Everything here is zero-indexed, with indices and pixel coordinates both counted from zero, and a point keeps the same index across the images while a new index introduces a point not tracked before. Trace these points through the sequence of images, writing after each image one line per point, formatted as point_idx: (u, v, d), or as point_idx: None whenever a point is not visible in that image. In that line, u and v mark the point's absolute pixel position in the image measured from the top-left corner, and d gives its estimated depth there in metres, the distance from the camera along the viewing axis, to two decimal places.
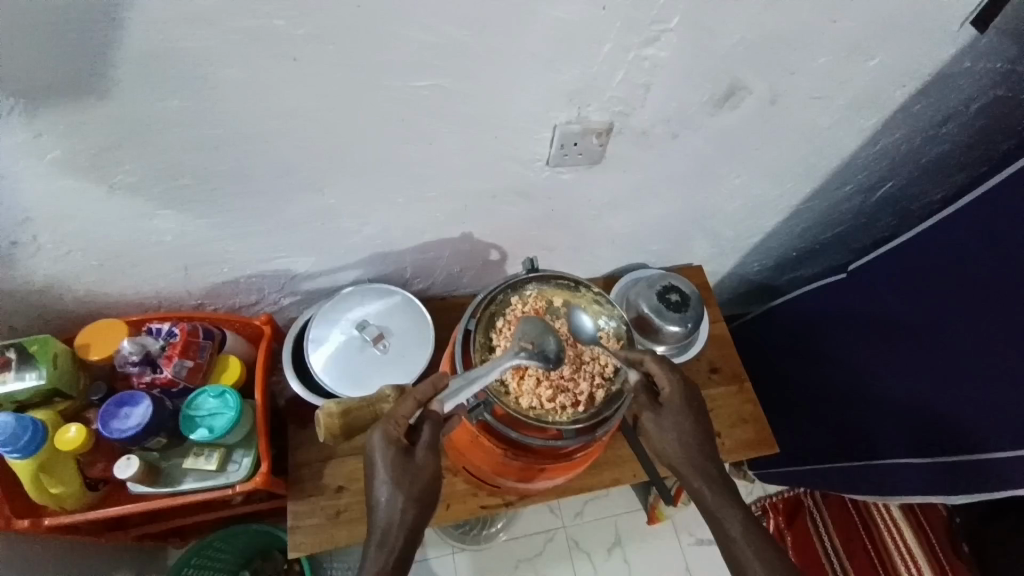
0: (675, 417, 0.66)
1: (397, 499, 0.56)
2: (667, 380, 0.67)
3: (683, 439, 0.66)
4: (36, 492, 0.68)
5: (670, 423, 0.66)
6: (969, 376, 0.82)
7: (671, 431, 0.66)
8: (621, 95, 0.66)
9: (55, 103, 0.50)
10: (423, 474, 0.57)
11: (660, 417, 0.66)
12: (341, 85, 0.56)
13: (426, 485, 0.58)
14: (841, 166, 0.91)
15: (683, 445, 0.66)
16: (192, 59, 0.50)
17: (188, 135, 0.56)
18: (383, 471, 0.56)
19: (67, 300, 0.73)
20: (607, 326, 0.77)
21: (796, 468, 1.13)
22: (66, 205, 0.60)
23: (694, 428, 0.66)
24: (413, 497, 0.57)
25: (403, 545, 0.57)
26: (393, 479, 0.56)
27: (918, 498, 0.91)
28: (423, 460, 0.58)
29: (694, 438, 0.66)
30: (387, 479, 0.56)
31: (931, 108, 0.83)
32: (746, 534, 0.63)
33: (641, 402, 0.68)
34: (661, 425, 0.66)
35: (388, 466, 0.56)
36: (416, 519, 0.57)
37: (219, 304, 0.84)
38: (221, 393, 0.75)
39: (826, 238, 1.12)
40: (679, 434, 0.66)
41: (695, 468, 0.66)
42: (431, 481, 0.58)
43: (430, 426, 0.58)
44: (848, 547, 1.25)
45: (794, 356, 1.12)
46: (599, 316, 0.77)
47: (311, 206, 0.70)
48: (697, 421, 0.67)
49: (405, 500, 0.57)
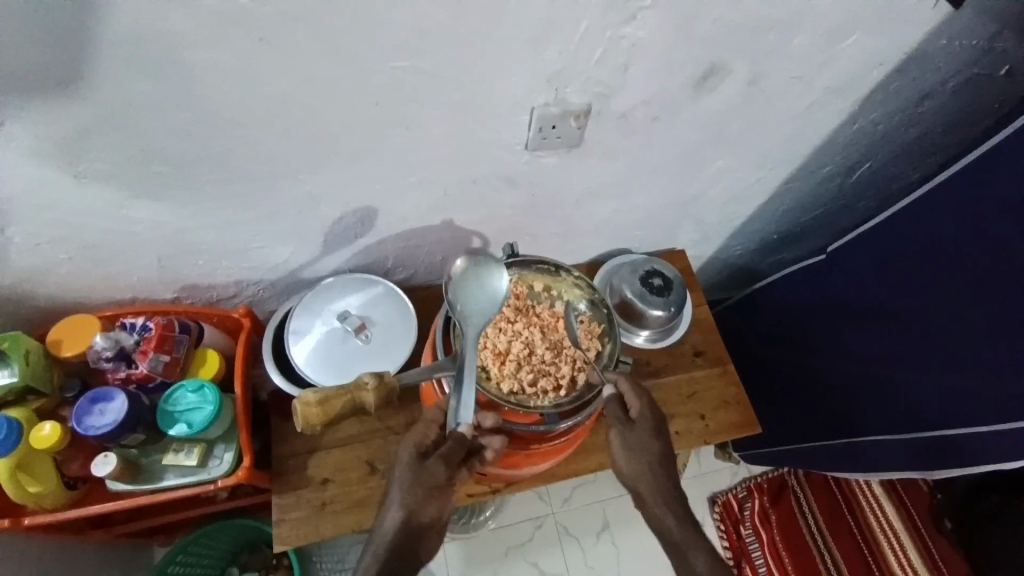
0: (642, 438, 0.68)
1: (397, 503, 0.61)
2: (638, 403, 0.69)
3: (646, 465, 0.68)
4: (14, 492, 0.66)
5: (637, 440, 0.68)
6: (943, 355, 0.84)
7: (637, 453, 0.68)
8: (600, 77, 0.65)
9: (16, 90, 0.48)
10: (427, 482, 0.61)
11: (629, 432, 0.68)
12: (312, 67, 0.54)
13: (427, 492, 0.61)
14: (820, 149, 0.92)
15: (647, 470, 0.68)
16: (159, 43, 0.48)
17: (158, 121, 0.55)
18: (401, 471, 0.63)
19: (39, 294, 0.72)
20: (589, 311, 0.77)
21: (780, 447, 1.15)
22: (33, 196, 0.59)
23: (660, 447, 0.68)
24: (412, 502, 0.61)
25: (390, 549, 0.60)
26: (402, 479, 0.62)
27: (900, 474, 0.93)
28: (431, 465, 0.61)
29: (658, 463, 0.68)
30: (399, 479, 0.63)
31: (908, 88, 0.84)
32: (708, 564, 0.64)
33: (612, 418, 0.69)
34: (628, 441, 0.68)
35: (405, 471, 0.63)
36: (411, 526, 0.61)
37: (197, 297, 0.83)
38: (199, 387, 0.74)
39: (807, 220, 1.13)
40: (645, 457, 0.68)
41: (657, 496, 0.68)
42: (433, 490, 0.62)
43: (450, 444, 0.61)
44: (830, 522, 1.27)
45: (776, 339, 1.13)
46: (579, 300, 0.77)
47: (287, 195, 0.69)
48: (661, 448, 0.69)
49: (405, 503, 0.61)
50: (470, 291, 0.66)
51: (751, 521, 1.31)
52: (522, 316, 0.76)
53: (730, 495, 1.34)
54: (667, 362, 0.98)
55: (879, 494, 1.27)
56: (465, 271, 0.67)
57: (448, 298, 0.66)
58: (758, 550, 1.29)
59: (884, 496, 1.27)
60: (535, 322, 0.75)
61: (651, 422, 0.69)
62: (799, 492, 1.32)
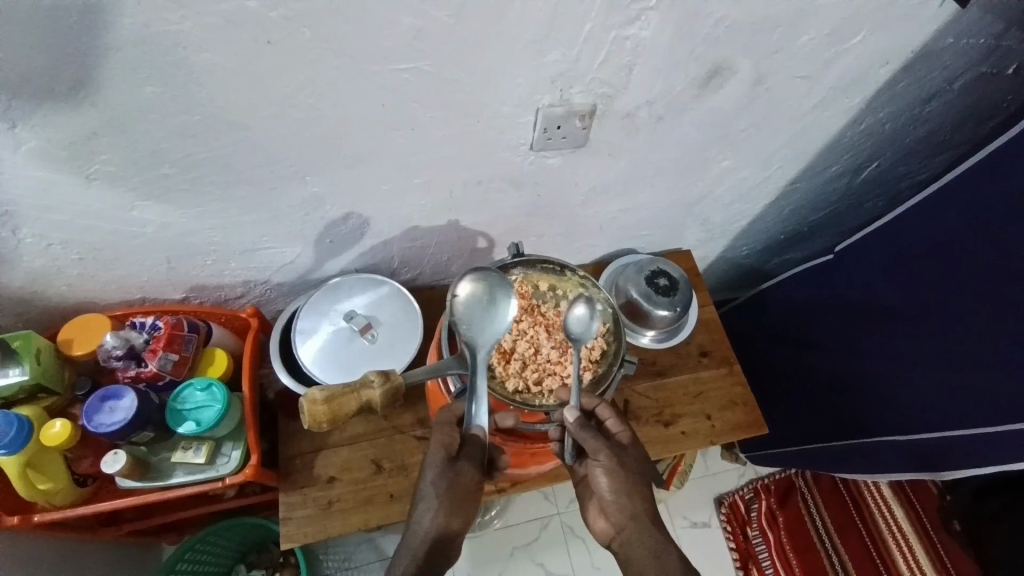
0: (626, 463, 0.59)
1: (435, 511, 0.57)
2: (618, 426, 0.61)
3: (633, 495, 0.57)
4: (24, 489, 0.67)
5: (628, 471, 0.58)
6: (951, 355, 0.83)
7: (622, 481, 0.57)
8: (604, 77, 0.65)
9: (29, 94, 0.49)
10: (464, 487, 0.58)
11: (616, 460, 0.58)
12: (316, 69, 0.55)
13: (465, 497, 0.58)
14: (826, 149, 0.91)
15: (632, 502, 0.57)
16: (165, 47, 0.49)
17: (166, 123, 0.56)
18: (430, 475, 0.58)
19: (50, 295, 0.73)
20: (595, 309, 0.75)
21: (787, 449, 1.14)
22: (44, 197, 0.59)
23: (644, 478, 0.59)
24: (452, 510, 0.57)
25: (430, 557, 0.56)
26: (435, 485, 0.57)
27: (907, 476, 0.92)
28: (467, 470, 0.58)
29: (644, 492, 0.58)
30: (432, 483, 0.58)
31: (915, 87, 0.83)
32: None
33: (592, 444, 0.59)
34: (614, 470, 0.58)
35: (434, 472, 0.58)
36: (449, 533, 0.57)
37: (205, 297, 0.83)
38: (208, 386, 0.74)
39: (815, 219, 1.12)
40: (630, 486, 0.58)
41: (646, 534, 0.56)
42: (470, 493, 0.59)
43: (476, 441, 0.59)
44: (839, 523, 1.27)
45: (782, 338, 1.12)
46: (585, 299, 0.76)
47: (293, 196, 0.70)
48: (645, 477, 0.59)
49: (443, 509, 0.57)
50: (476, 315, 0.65)
51: (759, 523, 1.30)
52: (527, 315, 0.76)
53: (736, 497, 1.33)
54: (673, 363, 0.98)
55: (887, 495, 1.27)
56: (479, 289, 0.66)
57: (453, 321, 0.64)
58: (765, 551, 1.28)
59: (892, 497, 1.26)
60: (541, 322, 0.75)
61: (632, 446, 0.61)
62: (806, 494, 1.32)
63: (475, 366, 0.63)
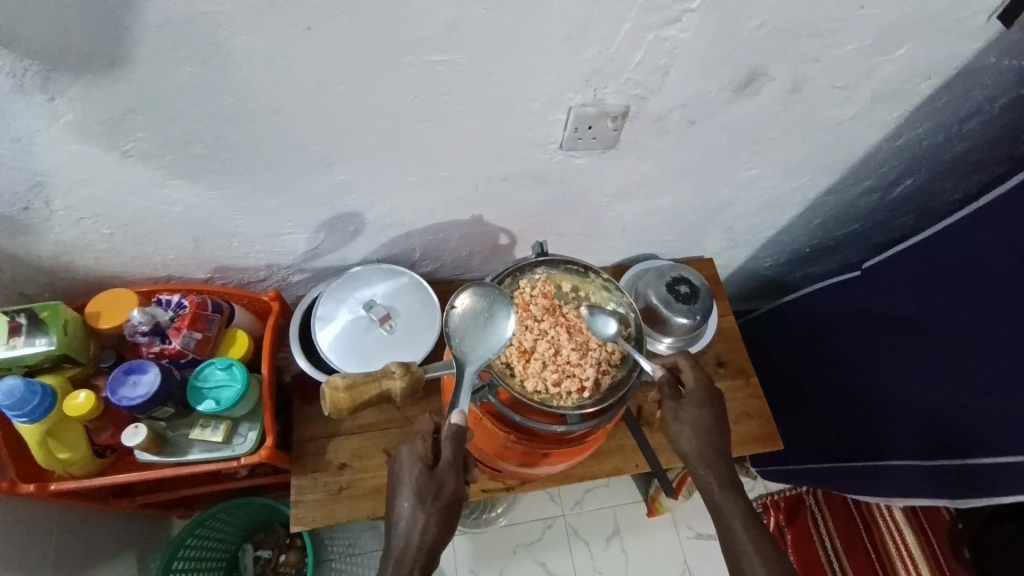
0: (694, 405, 0.68)
1: (418, 520, 0.57)
2: (690, 375, 0.70)
3: (697, 432, 0.67)
4: (44, 457, 0.68)
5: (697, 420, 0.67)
6: (981, 382, 0.80)
7: (688, 423, 0.67)
8: (638, 78, 0.65)
9: (69, 68, 0.50)
10: (447, 497, 0.58)
11: (680, 405, 0.68)
12: (352, 57, 0.55)
13: (448, 509, 0.58)
14: (859, 162, 0.90)
15: (699, 437, 0.67)
16: (204, 27, 0.49)
17: (202, 104, 0.56)
18: (409, 487, 0.58)
19: (79, 267, 0.74)
20: (617, 313, 0.73)
21: (802, 466, 1.12)
22: (79, 171, 0.61)
23: (711, 418, 0.68)
24: (438, 518, 0.57)
25: (418, 562, 0.57)
26: (415, 496, 0.57)
27: (923, 501, 0.91)
28: (448, 481, 0.58)
29: (710, 431, 0.67)
30: (412, 498, 0.58)
31: (956, 103, 0.81)
32: (749, 530, 0.65)
33: (664, 393, 0.69)
34: (680, 413, 0.68)
35: (412, 482, 0.58)
36: (438, 542, 0.58)
37: (229, 278, 0.84)
38: (228, 365, 0.75)
39: (842, 234, 1.10)
40: (696, 426, 0.67)
41: (707, 461, 0.67)
42: (452, 504, 0.58)
43: (449, 443, 0.58)
44: (848, 545, 1.24)
45: (801, 353, 1.10)
46: (608, 302, 0.75)
47: (321, 183, 0.70)
48: (713, 416, 0.68)
49: (428, 522, 0.57)
50: (467, 333, 0.64)
51: None
52: (549, 315, 0.73)
53: None
54: None
55: (899, 521, 1.24)
56: (469, 309, 0.65)
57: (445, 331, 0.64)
58: None
59: (905, 524, 1.24)
60: (563, 322, 0.73)
61: (702, 390, 0.69)
62: (816, 513, 1.29)
63: (460, 384, 0.60)
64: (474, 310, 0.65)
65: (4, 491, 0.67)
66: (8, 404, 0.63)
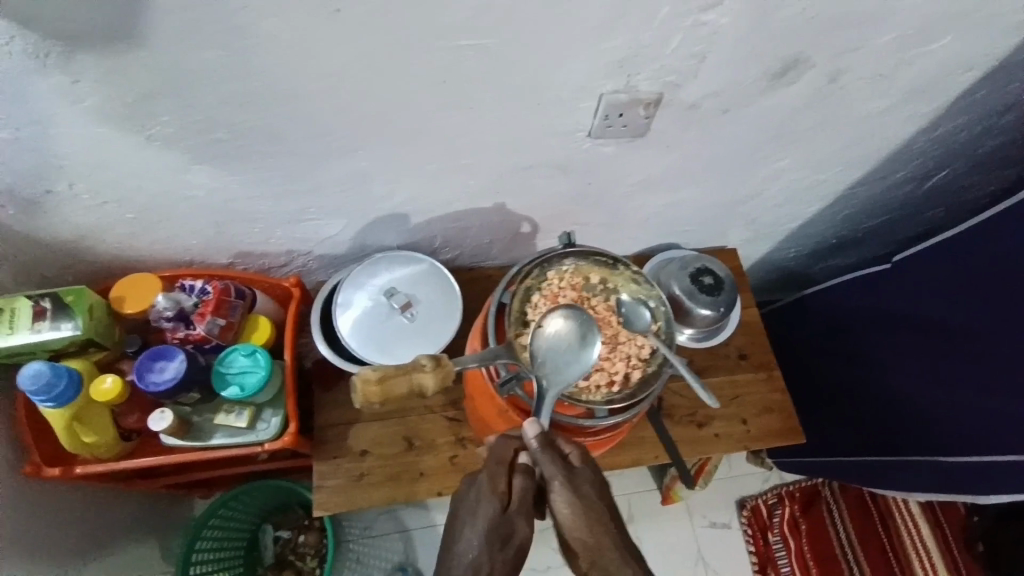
0: (575, 480, 0.54)
1: (484, 562, 0.50)
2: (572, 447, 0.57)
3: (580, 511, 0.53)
4: (70, 441, 0.69)
5: (587, 500, 0.53)
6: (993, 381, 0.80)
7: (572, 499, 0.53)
8: (672, 65, 0.62)
9: (96, 50, 0.49)
10: (518, 547, 0.52)
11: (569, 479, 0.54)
12: (381, 41, 0.53)
13: (514, 564, 0.51)
14: (894, 153, 0.87)
15: (579, 518, 0.52)
16: (233, 9, 0.48)
17: (226, 88, 0.55)
18: (480, 524, 0.52)
19: (101, 252, 0.74)
20: (649, 307, 0.72)
21: (818, 460, 1.11)
22: (100, 155, 0.60)
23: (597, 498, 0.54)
24: (503, 565, 0.50)
25: None
26: (487, 533, 0.51)
27: (939, 497, 0.91)
28: (519, 529, 0.53)
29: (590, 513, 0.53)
30: (481, 533, 0.51)
31: (999, 93, 0.78)
32: None
33: (551, 465, 0.54)
34: (569, 491, 0.53)
35: (486, 517, 0.52)
36: None
37: (249, 264, 0.84)
38: (252, 351, 0.75)
39: (870, 226, 1.07)
40: (577, 503, 0.53)
41: (597, 556, 0.51)
42: (518, 559, 0.52)
43: (525, 481, 0.55)
44: (863, 536, 1.24)
45: (820, 348, 1.08)
46: (638, 295, 0.72)
47: (343, 169, 0.69)
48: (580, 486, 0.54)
49: (494, 570, 0.50)
50: (559, 346, 0.62)
51: (780, 529, 1.26)
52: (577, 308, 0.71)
53: (759, 501, 1.29)
54: (709, 363, 0.96)
55: (915, 514, 1.23)
56: (561, 320, 0.63)
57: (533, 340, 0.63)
58: (785, 557, 1.25)
59: (920, 516, 1.23)
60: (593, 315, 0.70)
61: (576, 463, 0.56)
62: (831, 505, 1.28)
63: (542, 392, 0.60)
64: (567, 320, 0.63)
65: (30, 474, 0.68)
66: (34, 390, 0.63)
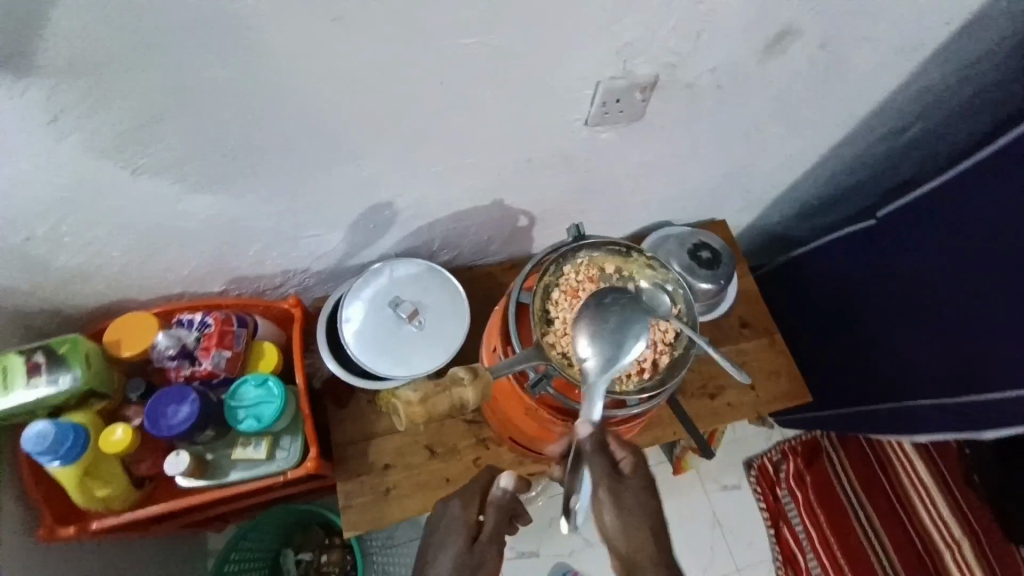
0: (626, 488, 0.58)
1: None
2: (624, 454, 0.60)
3: (631, 518, 0.56)
4: (84, 497, 0.66)
5: (630, 513, 0.56)
6: (986, 322, 0.82)
7: (620, 507, 0.56)
8: (670, 45, 0.62)
9: (77, 81, 0.46)
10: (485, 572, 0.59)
11: (617, 486, 0.57)
12: (380, 47, 0.51)
13: None
14: (875, 112, 0.89)
15: (625, 527, 0.56)
16: (225, 25, 0.45)
17: (218, 110, 0.52)
18: (450, 552, 0.59)
19: (89, 294, 0.70)
20: (668, 290, 0.71)
21: (823, 414, 1.16)
22: (84, 193, 0.56)
23: (647, 507, 0.57)
24: None
25: None
26: (455, 561, 0.58)
27: (951, 436, 0.92)
28: (489, 558, 0.59)
29: (638, 520, 0.56)
30: (447, 562, 0.59)
31: (971, 46, 0.81)
32: None
33: (600, 470, 0.58)
34: (616, 499, 0.57)
35: (457, 546, 0.60)
36: None
37: (244, 289, 0.80)
38: (263, 381, 0.72)
39: (851, 184, 1.10)
40: (626, 512, 0.56)
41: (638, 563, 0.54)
42: None
43: (496, 513, 0.62)
44: (865, 481, 1.30)
45: (816, 306, 1.11)
46: (654, 280, 0.72)
47: (340, 182, 0.66)
48: (632, 493, 0.57)
49: None
50: (606, 332, 0.63)
51: (788, 483, 1.31)
52: None
53: (764, 459, 1.33)
54: (714, 335, 0.98)
55: (909, 452, 1.31)
56: (604, 305, 0.64)
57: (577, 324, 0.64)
58: (794, 509, 1.29)
59: (914, 453, 1.30)
60: None
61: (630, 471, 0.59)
62: (832, 455, 1.33)
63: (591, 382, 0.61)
64: (609, 307, 0.64)
65: (45, 538, 0.66)
66: (40, 451, 0.60)
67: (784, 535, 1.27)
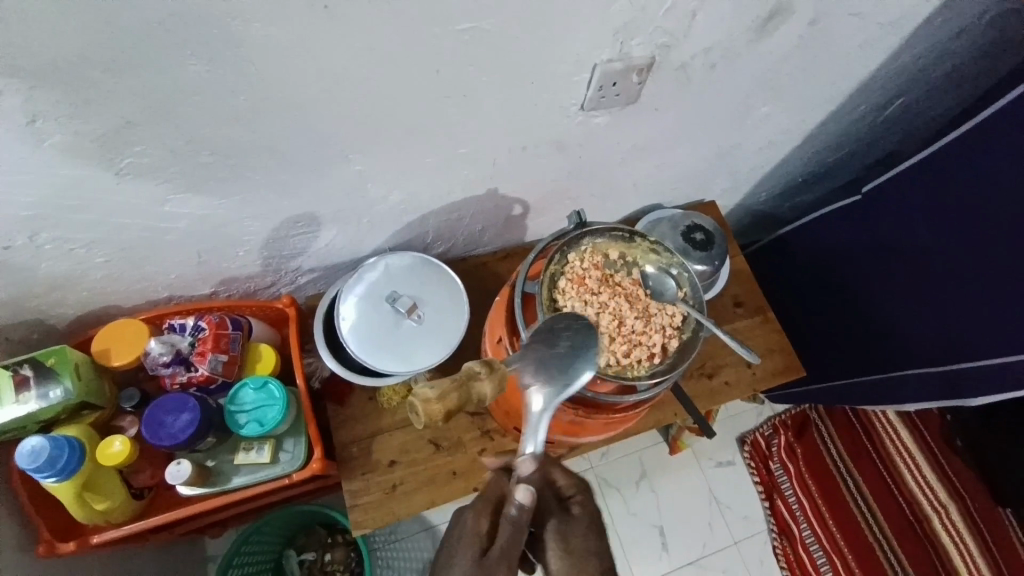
0: (579, 527, 0.58)
1: None
2: (572, 487, 0.60)
3: (583, 558, 0.57)
4: (82, 511, 0.63)
5: (577, 554, 0.57)
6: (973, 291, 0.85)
7: (572, 547, 0.57)
8: (667, 25, 0.61)
9: (55, 80, 0.43)
10: None
11: (566, 525, 0.58)
12: (374, 35, 0.49)
13: None
14: (860, 88, 0.90)
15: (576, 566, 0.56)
16: (211, 16, 0.43)
17: (206, 106, 0.50)
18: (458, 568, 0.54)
19: (72, 304, 0.66)
20: (674, 275, 0.72)
21: (813, 389, 1.18)
22: (65, 198, 0.53)
23: (598, 547, 0.58)
24: None
25: None
26: None
27: (932, 405, 0.94)
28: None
29: (589, 561, 0.56)
30: None
31: (952, 20, 0.82)
32: None
33: (547, 505, 0.58)
34: (565, 536, 0.57)
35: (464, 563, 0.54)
36: None
37: (234, 290, 0.77)
38: (263, 384, 0.70)
39: (834, 160, 1.12)
40: (578, 554, 0.57)
41: None
42: None
43: (510, 529, 0.53)
44: (852, 450, 1.34)
45: (804, 283, 1.13)
46: (658, 264, 0.73)
47: (333, 177, 0.64)
48: (581, 531, 0.58)
49: None
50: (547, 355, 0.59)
51: (780, 457, 1.35)
52: (605, 287, 0.71)
53: (757, 434, 1.36)
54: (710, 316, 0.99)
55: (894, 420, 1.35)
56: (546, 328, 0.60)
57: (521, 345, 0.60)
58: (787, 481, 1.33)
59: (899, 421, 1.35)
60: (624, 292, 0.71)
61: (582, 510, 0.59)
62: (821, 427, 1.37)
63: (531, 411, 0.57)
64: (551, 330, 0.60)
65: (44, 554, 0.63)
66: (35, 467, 0.57)
67: (778, 508, 1.30)
